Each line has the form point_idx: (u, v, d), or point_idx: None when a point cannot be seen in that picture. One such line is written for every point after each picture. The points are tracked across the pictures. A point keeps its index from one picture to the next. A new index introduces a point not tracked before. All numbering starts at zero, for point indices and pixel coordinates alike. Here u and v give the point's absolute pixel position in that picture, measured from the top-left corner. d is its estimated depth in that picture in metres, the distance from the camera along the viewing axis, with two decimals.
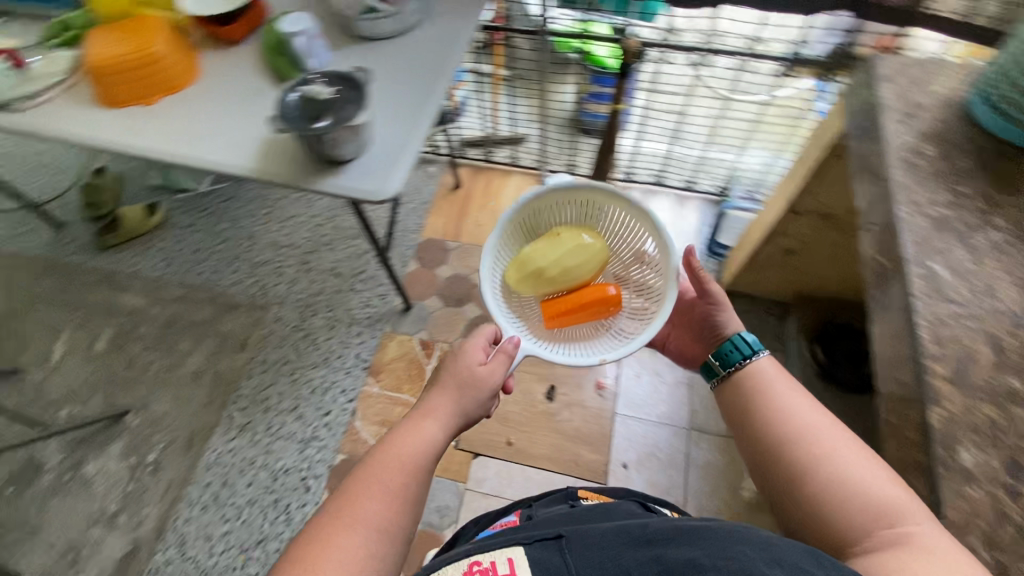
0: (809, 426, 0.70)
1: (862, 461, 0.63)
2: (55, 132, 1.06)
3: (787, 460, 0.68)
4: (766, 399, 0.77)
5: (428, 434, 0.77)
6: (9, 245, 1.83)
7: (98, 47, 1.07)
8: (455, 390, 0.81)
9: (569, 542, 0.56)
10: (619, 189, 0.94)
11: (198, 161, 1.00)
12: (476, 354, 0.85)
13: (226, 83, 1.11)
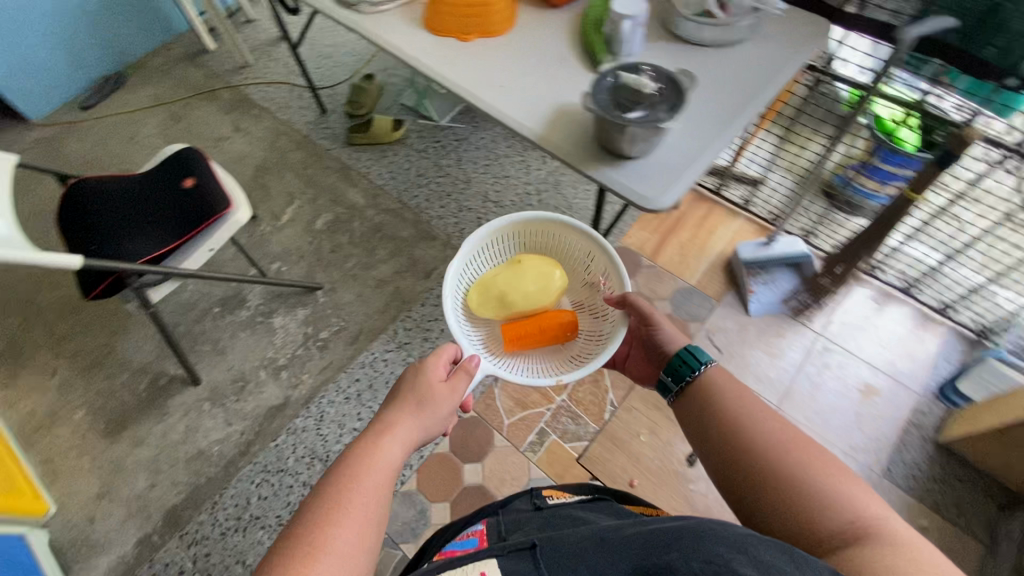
0: (784, 431, 0.70)
1: (836, 465, 0.65)
2: (384, 40, 1.17)
3: (768, 464, 0.66)
4: (738, 401, 0.75)
5: (394, 448, 0.73)
6: (284, 113, 2.13)
7: None
8: (418, 407, 0.79)
9: (541, 551, 0.60)
10: (564, 222, 1.21)
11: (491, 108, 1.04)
12: (432, 379, 0.83)
13: (537, 43, 1.14)
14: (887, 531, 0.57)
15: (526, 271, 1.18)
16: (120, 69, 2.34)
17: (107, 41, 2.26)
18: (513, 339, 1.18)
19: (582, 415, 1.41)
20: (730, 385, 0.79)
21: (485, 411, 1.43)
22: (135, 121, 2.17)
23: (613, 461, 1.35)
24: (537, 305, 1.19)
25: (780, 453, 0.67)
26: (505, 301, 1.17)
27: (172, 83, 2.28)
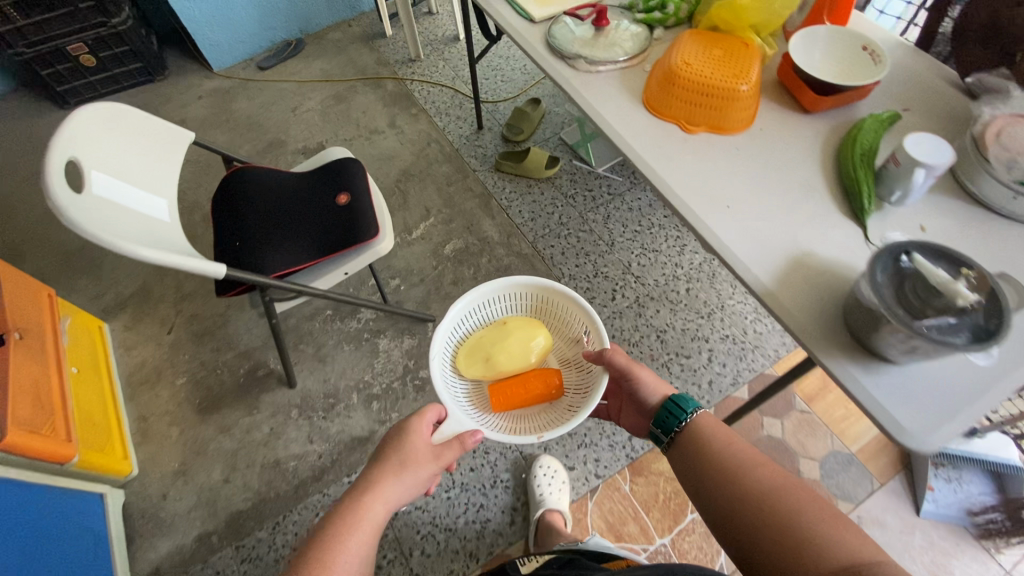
0: (767, 481, 0.75)
1: (819, 505, 0.70)
2: (591, 108, 1.01)
3: (762, 517, 0.71)
4: (728, 457, 0.81)
5: (379, 505, 0.81)
6: (441, 119, 2.06)
7: (685, 54, 0.96)
8: (404, 465, 0.84)
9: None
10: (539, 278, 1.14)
11: (707, 230, 0.84)
12: (416, 437, 0.88)
13: (778, 156, 0.93)
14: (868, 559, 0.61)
15: (512, 333, 1.11)
16: (300, 36, 2.39)
17: (297, 8, 2.30)
18: (502, 401, 1.07)
19: None
20: (720, 441, 0.84)
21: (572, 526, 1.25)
22: (300, 92, 2.20)
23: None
24: (524, 365, 1.10)
25: (769, 504, 0.72)
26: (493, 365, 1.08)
27: (342, 61, 2.29)
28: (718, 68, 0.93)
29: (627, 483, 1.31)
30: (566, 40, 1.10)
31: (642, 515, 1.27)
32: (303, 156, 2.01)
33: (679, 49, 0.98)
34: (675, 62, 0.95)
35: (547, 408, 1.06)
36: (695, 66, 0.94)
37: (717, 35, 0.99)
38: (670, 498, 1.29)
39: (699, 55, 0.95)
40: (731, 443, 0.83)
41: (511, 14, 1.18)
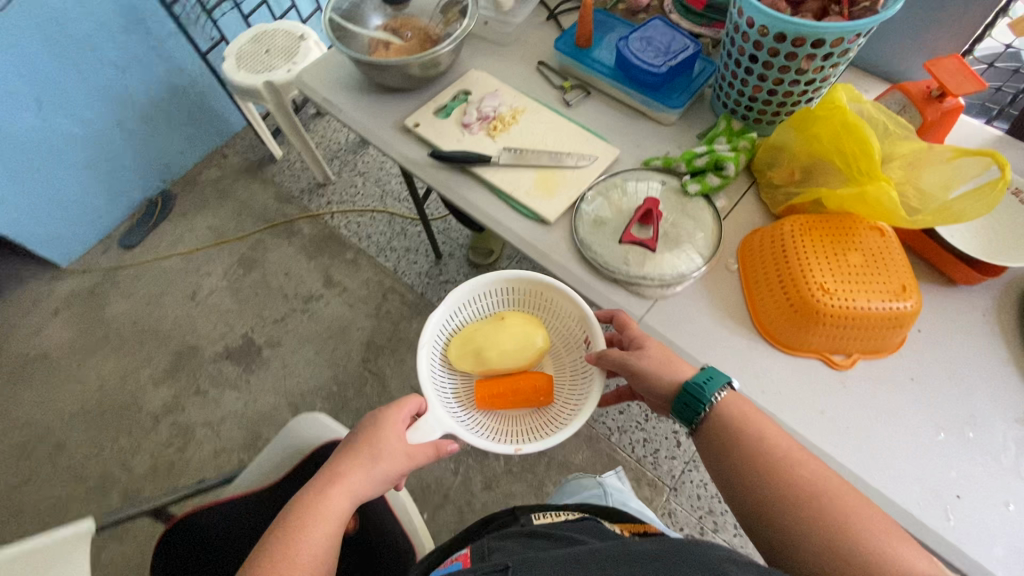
0: (809, 479, 0.58)
1: (879, 519, 0.55)
2: (697, 361, 0.71)
3: (794, 516, 0.56)
4: (756, 442, 0.62)
5: (331, 516, 0.62)
6: (387, 258, 1.67)
7: (809, 265, 0.69)
8: (370, 456, 0.65)
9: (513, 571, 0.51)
10: (544, 275, 0.77)
11: (949, 550, 0.59)
12: (382, 422, 0.67)
13: (968, 378, 0.68)
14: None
15: (512, 325, 0.78)
16: (164, 188, 1.86)
17: (149, 158, 1.77)
18: (485, 402, 0.77)
19: None
20: (748, 418, 0.63)
21: None
22: (192, 268, 1.71)
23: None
24: (519, 365, 0.78)
25: (807, 504, 0.56)
26: (484, 365, 0.77)
27: (233, 209, 1.80)
28: (872, 285, 0.67)
29: None
30: (613, 251, 0.78)
31: None
32: (229, 361, 1.55)
33: (798, 256, 0.70)
34: (806, 284, 0.67)
35: (544, 419, 0.77)
36: (839, 287, 0.67)
37: (829, 216, 0.72)
38: None
39: (834, 266, 0.68)
40: (763, 424, 0.63)
41: (512, 215, 0.84)
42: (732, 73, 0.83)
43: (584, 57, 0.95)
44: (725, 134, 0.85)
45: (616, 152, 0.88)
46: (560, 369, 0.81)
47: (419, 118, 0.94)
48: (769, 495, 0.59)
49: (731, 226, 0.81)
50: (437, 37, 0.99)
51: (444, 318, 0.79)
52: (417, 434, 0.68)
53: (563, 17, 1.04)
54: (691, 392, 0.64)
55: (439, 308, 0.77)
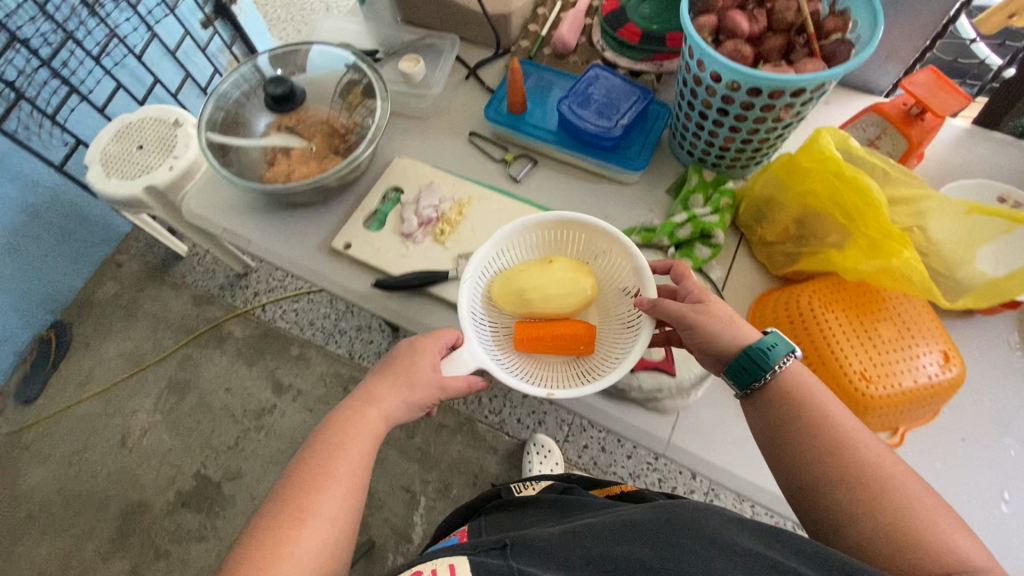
0: (861, 453, 0.48)
1: (932, 500, 0.46)
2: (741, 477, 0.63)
3: (829, 474, 0.48)
4: (813, 406, 0.51)
5: (360, 434, 0.56)
6: (338, 343, 1.50)
7: (842, 348, 0.61)
8: (405, 380, 0.58)
9: (514, 549, 0.49)
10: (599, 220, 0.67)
11: None
12: (418, 347, 0.60)
13: (1015, 421, 0.64)
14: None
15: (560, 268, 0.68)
16: (56, 320, 1.57)
17: (26, 292, 1.48)
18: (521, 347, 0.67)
19: None
20: (802, 386, 0.52)
21: None
22: (114, 409, 1.46)
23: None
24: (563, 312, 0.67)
25: (847, 467, 0.48)
26: (526, 306, 0.67)
27: (146, 327, 1.56)
28: (912, 355, 0.59)
29: None
30: None
31: None
32: (188, 508, 1.35)
33: (824, 334, 0.62)
34: (845, 370, 0.59)
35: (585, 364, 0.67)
36: (880, 368, 0.59)
37: (843, 281, 0.65)
38: None
39: (868, 343, 0.60)
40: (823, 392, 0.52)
41: None
42: (697, 123, 0.73)
43: (522, 125, 0.82)
44: (701, 192, 0.76)
45: None
46: (604, 323, 0.71)
47: (349, 237, 0.78)
48: (800, 450, 0.50)
49: (732, 298, 0.73)
50: (350, 126, 0.83)
51: (489, 256, 0.69)
52: (451, 363, 0.59)
53: (484, 74, 0.91)
54: (755, 355, 0.52)
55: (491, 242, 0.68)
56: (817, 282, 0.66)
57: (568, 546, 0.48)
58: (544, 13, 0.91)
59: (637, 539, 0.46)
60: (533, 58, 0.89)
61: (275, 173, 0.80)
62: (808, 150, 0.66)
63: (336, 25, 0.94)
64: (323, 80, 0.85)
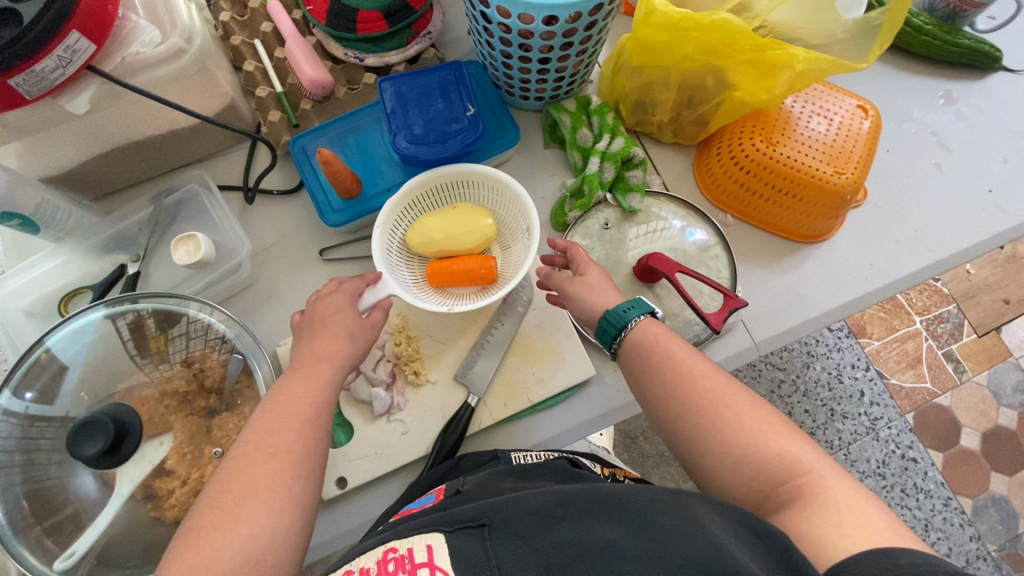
0: (713, 400, 0.47)
1: (768, 417, 0.46)
2: (815, 315, 0.65)
3: (692, 428, 0.47)
4: (662, 364, 0.50)
5: (304, 374, 0.51)
6: None
7: (807, 162, 0.63)
8: (332, 325, 0.54)
9: (495, 533, 0.38)
10: (482, 165, 0.62)
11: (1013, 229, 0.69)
12: (337, 290, 0.57)
13: (894, 104, 0.75)
14: (838, 505, 0.40)
15: (459, 209, 0.64)
16: None
17: None
18: (435, 280, 0.64)
19: (938, 309, 1.38)
20: (652, 344, 0.51)
21: (916, 400, 1.32)
22: None
23: (1014, 283, 1.39)
24: (464, 247, 0.64)
25: (702, 411, 0.47)
26: (430, 245, 0.63)
27: None
28: (846, 125, 0.65)
29: (874, 339, 1.36)
30: (674, 326, 0.63)
31: (901, 333, 1.37)
32: None
33: (788, 162, 0.63)
34: (822, 175, 0.63)
35: (488, 297, 0.62)
36: (841, 153, 0.64)
37: (755, 111, 0.65)
38: (885, 307, 1.39)
39: (820, 140, 0.64)
40: (670, 342, 0.51)
41: (557, 411, 0.63)
42: (538, 69, 0.63)
43: (377, 200, 0.65)
44: (582, 124, 0.69)
45: (503, 235, 0.67)
46: (507, 263, 0.66)
47: (335, 471, 0.59)
48: (661, 408, 0.49)
49: (677, 190, 0.72)
50: (196, 356, 0.60)
51: (397, 211, 0.63)
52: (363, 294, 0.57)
53: (263, 181, 0.68)
54: (609, 316, 0.53)
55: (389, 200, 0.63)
56: (744, 123, 0.66)
57: (541, 531, 0.37)
58: (256, 66, 0.68)
59: (612, 517, 0.38)
60: (298, 124, 0.69)
61: (179, 504, 0.54)
62: (653, 26, 0.61)
63: (32, 280, 0.61)
64: (101, 358, 0.57)
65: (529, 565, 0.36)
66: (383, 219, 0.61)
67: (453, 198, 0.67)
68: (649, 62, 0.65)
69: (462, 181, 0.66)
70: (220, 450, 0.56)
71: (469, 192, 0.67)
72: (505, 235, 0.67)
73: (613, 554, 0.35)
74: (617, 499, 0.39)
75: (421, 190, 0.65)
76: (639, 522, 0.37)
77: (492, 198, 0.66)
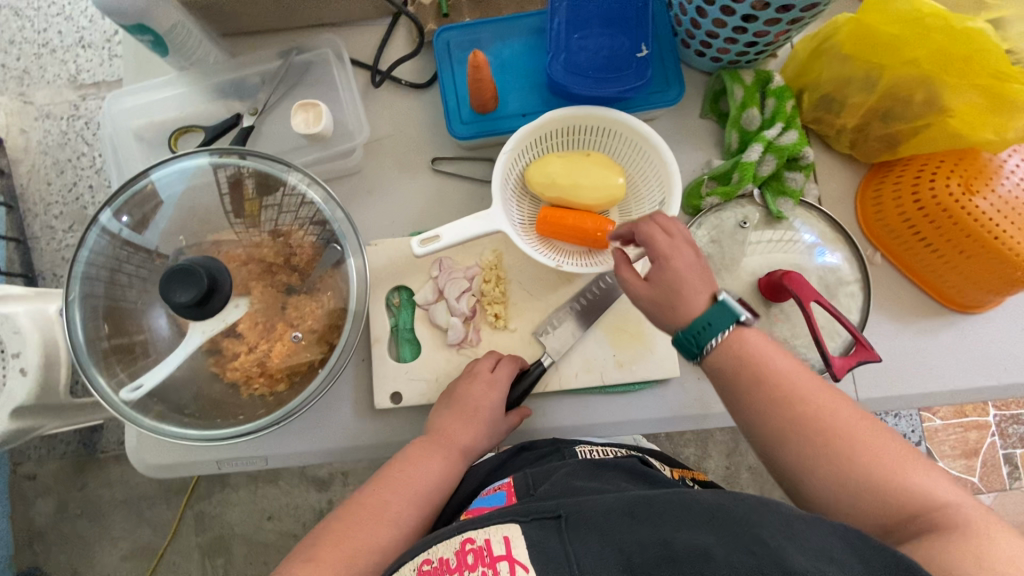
0: (820, 423, 0.40)
1: (886, 439, 0.39)
2: (944, 393, 0.59)
3: (799, 457, 0.40)
4: (762, 376, 0.42)
5: (442, 454, 0.52)
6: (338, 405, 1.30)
7: (1004, 224, 0.53)
8: (474, 412, 0.53)
9: (573, 529, 0.37)
10: (639, 119, 0.55)
11: None
12: (490, 381, 0.54)
13: None
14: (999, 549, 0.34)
15: (592, 159, 0.58)
16: None
17: None
18: (545, 227, 0.59)
19: (1017, 410, 1.27)
20: (751, 357, 0.43)
21: None
22: None
23: None
24: (585, 201, 0.58)
25: (810, 437, 0.40)
26: (552, 189, 0.57)
27: (125, 517, 1.10)
28: None
29: (936, 418, 1.27)
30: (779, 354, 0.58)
31: (967, 421, 1.27)
32: None
33: (981, 217, 0.53)
34: (1015, 247, 0.52)
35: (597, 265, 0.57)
36: None
37: (963, 151, 0.55)
38: None
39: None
40: (773, 355, 0.43)
41: (624, 400, 0.59)
42: (736, 27, 0.54)
43: (509, 123, 0.59)
44: (754, 104, 0.60)
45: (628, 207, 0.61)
46: None
47: (392, 386, 0.58)
48: (761, 430, 0.42)
49: (829, 208, 0.64)
50: (284, 231, 0.57)
51: (527, 143, 0.58)
52: (472, 224, 0.53)
53: (395, 68, 0.63)
54: (683, 340, 0.44)
55: (523, 126, 0.57)
56: (942, 159, 0.56)
57: (620, 530, 0.37)
58: None
59: (703, 524, 0.35)
60: (448, 15, 0.62)
61: (241, 368, 0.54)
62: (888, 15, 0.52)
63: (145, 104, 0.59)
64: (197, 204, 0.55)
65: (610, 564, 0.35)
66: (513, 149, 0.56)
67: (586, 143, 0.61)
68: (862, 54, 0.55)
69: (604, 128, 0.59)
70: (301, 334, 0.55)
71: (606, 144, 0.60)
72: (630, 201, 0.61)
73: (702, 564, 0.33)
74: (709, 508, 0.36)
75: (558, 125, 0.58)
76: (731, 531, 0.34)
77: (630, 157, 0.60)
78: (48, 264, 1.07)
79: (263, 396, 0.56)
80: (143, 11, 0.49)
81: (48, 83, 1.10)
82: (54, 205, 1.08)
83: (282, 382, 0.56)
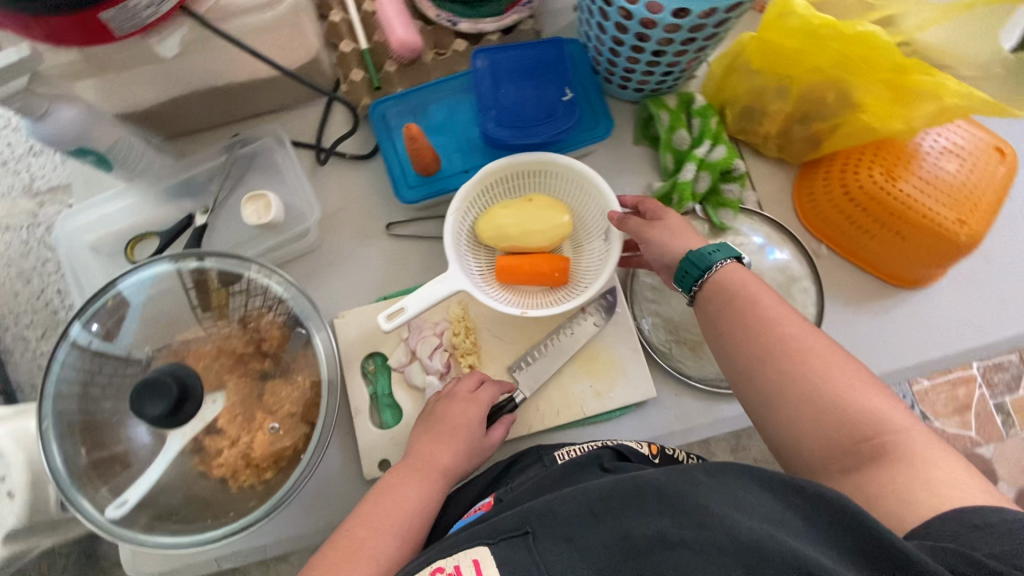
0: (797, 347, 0.42)
1: (854, 370, 0.40)
2: (908, 367, 0.61)
3: (766, 373, 0.42)
4: (748, 319, 0.44)
5: (420, 476, 0.50)
6: None
7: (949, 208, 0.57)
8: (454, 432, 0.52)
9: (541, 541, 0.36)
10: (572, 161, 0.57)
11: None
12: (468, 399, 0.55)
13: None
14: (925, 466, 0.36)
15: (535, 202, 0.60)
16: None
17: None
18: (507, 276, 0.60)
19: None
20: (736, 300, 0.45)
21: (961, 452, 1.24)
22: None
23: None
24: (535, 244, 0.60)
25: (784, 357, 0.42)
26: (502, 238, 0.59)
27: None
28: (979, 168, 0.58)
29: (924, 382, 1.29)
30: None
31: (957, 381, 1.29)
32: None
33: (905, 199, 0.57)
34: (942, 221, 0.57)
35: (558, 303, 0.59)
36: (967, 200, 0.57)
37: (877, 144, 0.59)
38: None
39: (944, 181, 0.57)
40: (765, 303, 0.45)
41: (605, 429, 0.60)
42: (648, 62, 0.57)
43: (454, 181, 0.62)
44: (681, 125, 0.63)
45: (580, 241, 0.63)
46: (579, 264, 0.62)
47: (379, 453, 0.59)
48: (733, 358, 0.45)
49: (771, 212, 0.67)
50: (251, 317, 0.58)
51: (469, 201, 0.60)
52: (433, 289, 0.54)
53: (338, 144, 0.65)
54: (693, 257, 0.48)
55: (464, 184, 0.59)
56: (863, 149, 0.59)
57: (583, 528, 0.36)
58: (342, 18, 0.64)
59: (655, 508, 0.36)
60: (380, 87, 0.65)
61: (227, 463, 0.53)
62: (786, 30, 0.55)
63: (101, 216, 0.61)
64: (163, 308, 0.56)
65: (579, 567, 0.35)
66: (456, 213, 0.57)
67: (527, 187, 0.63)
68: (769, 66, 0.59)
69: (543, 170, 0.61)
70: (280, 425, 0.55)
71: (548, 186, 0.62)
72: (580, 235, 0.63)
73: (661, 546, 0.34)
74: (653, 487, 0.37)
75: (496, 176, 0.61)
76: (682, 513, 0.35)
77: (570, 197, 0.62)
78: (25, 374, 1.06)
79: (252, 488, 0.55)
80: (81, 135, 0.51)
81: (3, 194, 1.11)
82: (24, 315, 1.07)
83: (269, 470, 0.55)
